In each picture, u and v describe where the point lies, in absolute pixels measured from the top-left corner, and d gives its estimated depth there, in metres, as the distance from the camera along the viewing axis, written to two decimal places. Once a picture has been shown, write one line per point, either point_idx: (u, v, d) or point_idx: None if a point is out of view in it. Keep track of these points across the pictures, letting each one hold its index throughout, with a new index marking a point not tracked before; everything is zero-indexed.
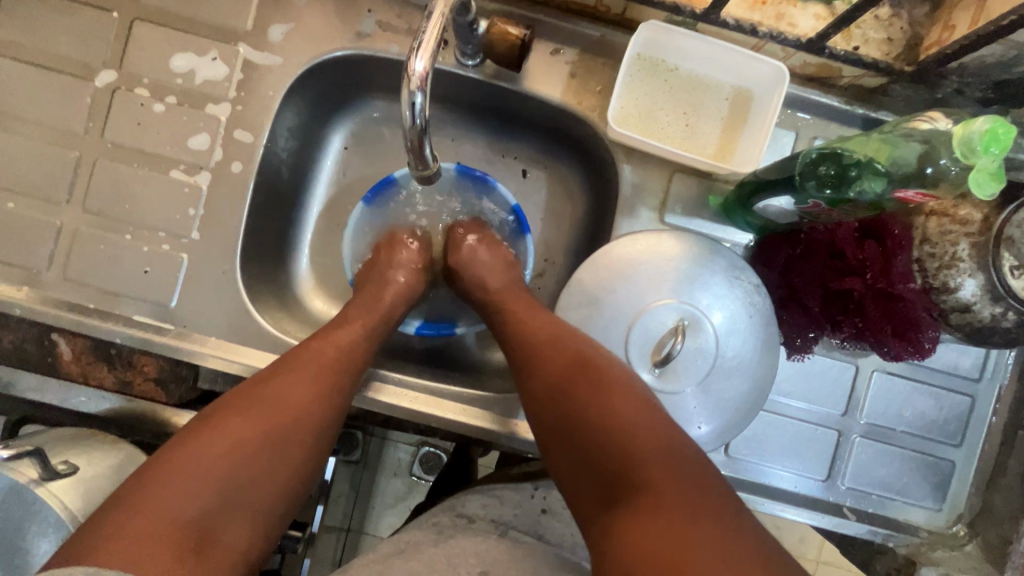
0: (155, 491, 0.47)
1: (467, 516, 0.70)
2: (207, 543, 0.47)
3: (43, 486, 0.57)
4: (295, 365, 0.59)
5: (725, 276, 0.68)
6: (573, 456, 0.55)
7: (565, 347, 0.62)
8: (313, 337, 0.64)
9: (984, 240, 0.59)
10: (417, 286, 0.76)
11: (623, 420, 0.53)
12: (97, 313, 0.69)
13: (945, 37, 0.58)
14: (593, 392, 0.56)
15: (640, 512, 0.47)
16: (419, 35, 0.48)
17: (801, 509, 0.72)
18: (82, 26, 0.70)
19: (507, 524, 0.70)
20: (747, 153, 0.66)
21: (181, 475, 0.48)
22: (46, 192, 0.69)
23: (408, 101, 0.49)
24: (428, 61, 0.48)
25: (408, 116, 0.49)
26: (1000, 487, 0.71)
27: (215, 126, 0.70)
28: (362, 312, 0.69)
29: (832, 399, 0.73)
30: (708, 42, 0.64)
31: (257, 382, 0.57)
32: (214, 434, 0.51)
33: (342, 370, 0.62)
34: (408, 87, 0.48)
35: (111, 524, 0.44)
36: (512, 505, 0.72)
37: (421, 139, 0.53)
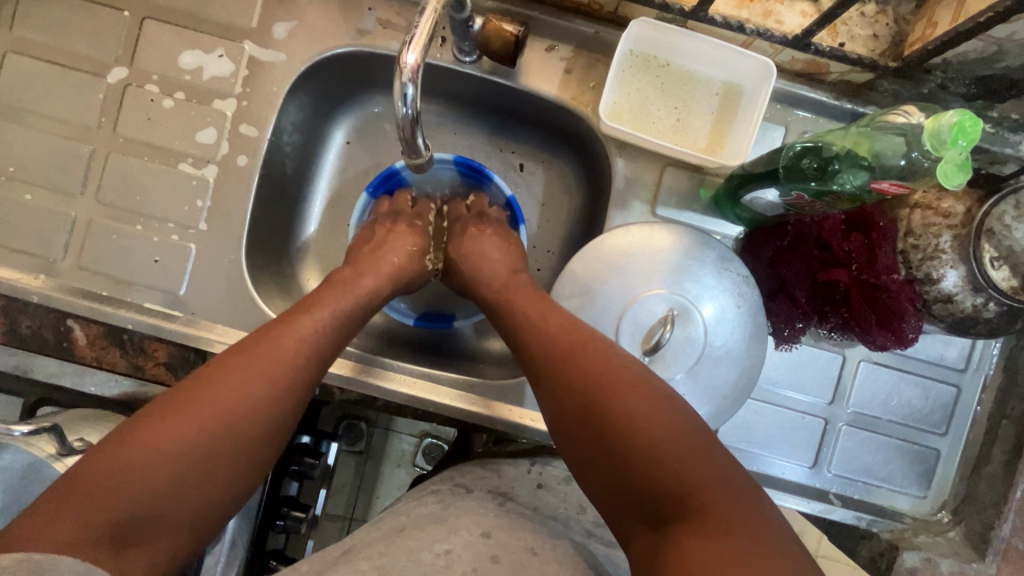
0: (100, 482, 0.47)
1: (465, 486, 0.73)
2: (134, 536, 0.47)
3: (60, 461, 0.59)
4: (254, 353, 0.57)
5: (715, 267, 0.70)
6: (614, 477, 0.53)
7: (588, 349, 0.60)
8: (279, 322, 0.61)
9: (965, 232, 0.61)
10: (412, 266, 0.76)
11: (658, 434, 0.52)
12: (109, 301, 0.72)
13: (928, 34, 0.60)
14: (627, 402, 0.54)
15: (698, 537, 0.47)
16: (412, 29, 0.51)
17: (789, 495, 0.74)
18: (95, 25, 0.72)
19: (505, 494, 0.73)
20: (736, 147, 0.67)
21: (124, 467, 0.48)
22: (61, 185, 0.72)
23: (400, 92, 0.51)
24: (420, 54, 0.50)
25: (400, 108, 0.52)
26: (984, 475, 0.72)
27: (221, 121, 0.73)
28: (332, 296, 0.66)
29: (820, 388, 0.75)
30: (698, 39, 0.65)
31: (221, 372, 0.55)
32: (172, 426, 0.51)
33: (306, 358, 0.60)
34: (400, 79, 0.50)
35: (51, 510, 0.44)
36: (509, 479, 0.76)
37: (412, 130, 0.55)
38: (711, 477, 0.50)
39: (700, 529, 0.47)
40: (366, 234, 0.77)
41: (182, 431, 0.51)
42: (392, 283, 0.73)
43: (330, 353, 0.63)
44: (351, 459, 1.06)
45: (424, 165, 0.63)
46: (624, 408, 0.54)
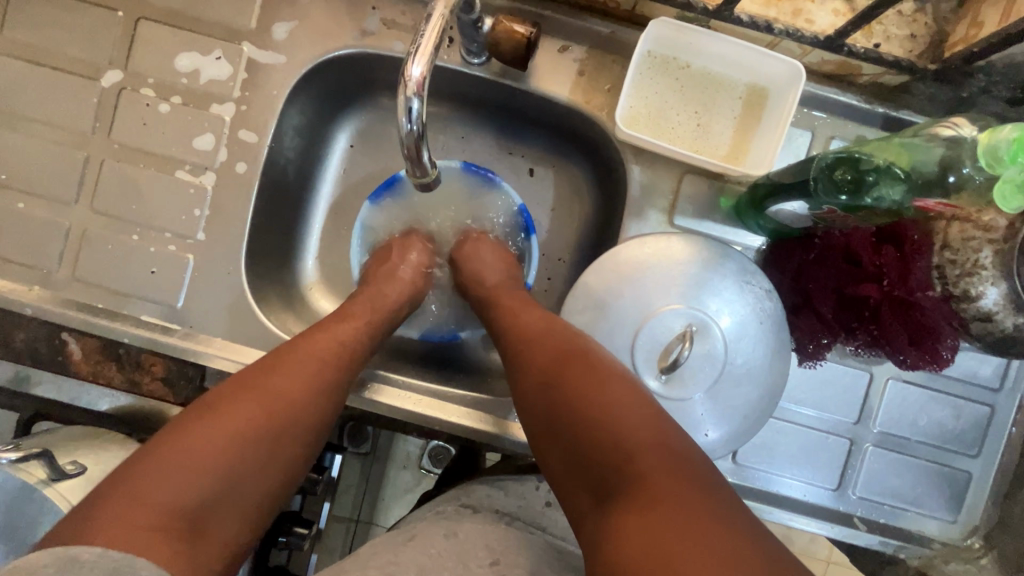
0: (141, 474, 0.48)
1: (472, 505, 0.70)
2: (198, 531, 0.48)
3: (52, 486, 0.58)
4: (288, 358, 0.60)
5: (736, 280, 0.67)
6: (566, 450, 0.54)
7: (556, 339, 0.62)
8: (314, 327, 0.65)
9: (1008, 248, 0.56)
10: (423, 284, 0.77)
11: (611, 411, 0.53)
12: (106, 314, 0.70)
13: (972, 34, 0.56)
14: (585, 383, 0.55)
15: (634, 506, 0.46)
16: (418, 37, 0.47)
17: (809, 518, 0.71)
18: (88, 26, 0.69)
19: (513, 514, 0.70)
20: (761, 154, 0.64)
21: (177, 459, 0.50)
22: (55, 193, 0.70)
23: (405, 106, 0.48)
24: (426, 64, 0.47)
25: (404, 123, 0.48)
26: (1019, 500, 0.69)
27: (219, 126, 0.70)
28: (360, 307, 0.69)
29: (845, 407, 0.71)
30: (722, 39, 0.62)
31: (258, 371, 0.58)
32: (217, 421, 0.53)
33: (337, 364, 0.63)
34: (405, 93, 0.47)
35: (111, 507, 0.46)
36: (517, 496, 0.73)
37: (418, 146, 0.52)
38: (665, 455, 0.49)
39: (639, 497, 0.46)
40: (379, 253, 0.77)
41: (222, 429, 0.53)
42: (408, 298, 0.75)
43: (365, 359, 0.68)
44: (356, 461, 0.99)
45: (433, 183, 0.60)
46: (581, 388, 0.55)
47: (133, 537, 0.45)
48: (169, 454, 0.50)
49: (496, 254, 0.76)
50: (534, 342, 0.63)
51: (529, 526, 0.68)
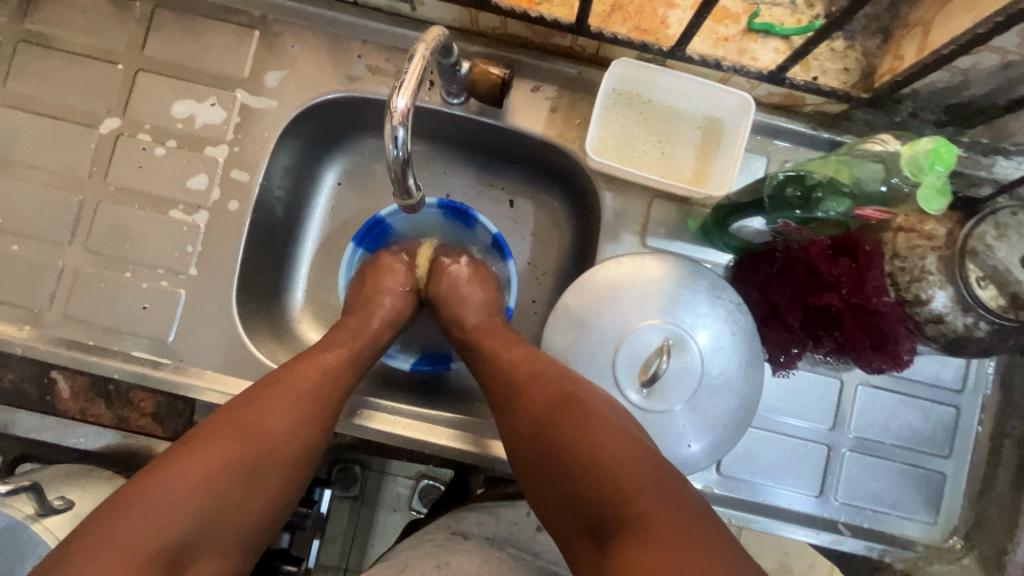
0: (123, 526, 0.49)
1: (462, 533, 0.71)
2: (173, 570, 0.49)
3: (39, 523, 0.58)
4: (270, 393, 0.61)
5: (708, 295, 0.70)
6: (558, 487, 0.57)
7: (535, 377, 0.64)
8: (297, 357, 0.66)
9: (949, 253, 0.61)
10: (403, 307, 0.77)
11: (586, 446, 0.56)
12: (96, 350, 0.70)
13: (895, 66, 0.62)
14: (573, 425, 0.57)
15: (625, 550, 0.49)
16: (401, 75, 0.52)
17: (796, 527, 0.72)
18: (89, 79, 0.74)
19: (503, 541, 0.70)
20: (721, 177, 0.69)
21: (156, 501, 0.51)
22: (49, 234, 0.72)
23: (391, 135, 0.52)
24: (410, 98, 0.51)
25: (391, 150, 0.52)
26: (992, 498, 0.71)
27: (212, 167, 0.73)
28: (343, 336, 0.71)
29: (821, 413, 0.74)
30: (678, 76, 0.68)
31: (241, 409, 0.59)
32: (198, 463, 0.54)
33: (322, 393, 0.64)
34: (391, 123, 0.51)
35: (88, 550, 0.47)
36: (507, 524, 0.74)
37: (404, 170, 0.55)
38: (652, 490, 0.51)
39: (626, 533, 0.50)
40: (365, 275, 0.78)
41: (208, 471, 0.54)
42: (391, 324, 0.76)
43: (349, 388, 0.68)
44: (345, 505, 1.01)
45: (417, 206, 0.63)
46: (568, 426, 0.58)
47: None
48: (149, 503, 0.51)
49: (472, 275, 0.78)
50: (524, 383, 0.64)
51: (520, 552, 0.69)
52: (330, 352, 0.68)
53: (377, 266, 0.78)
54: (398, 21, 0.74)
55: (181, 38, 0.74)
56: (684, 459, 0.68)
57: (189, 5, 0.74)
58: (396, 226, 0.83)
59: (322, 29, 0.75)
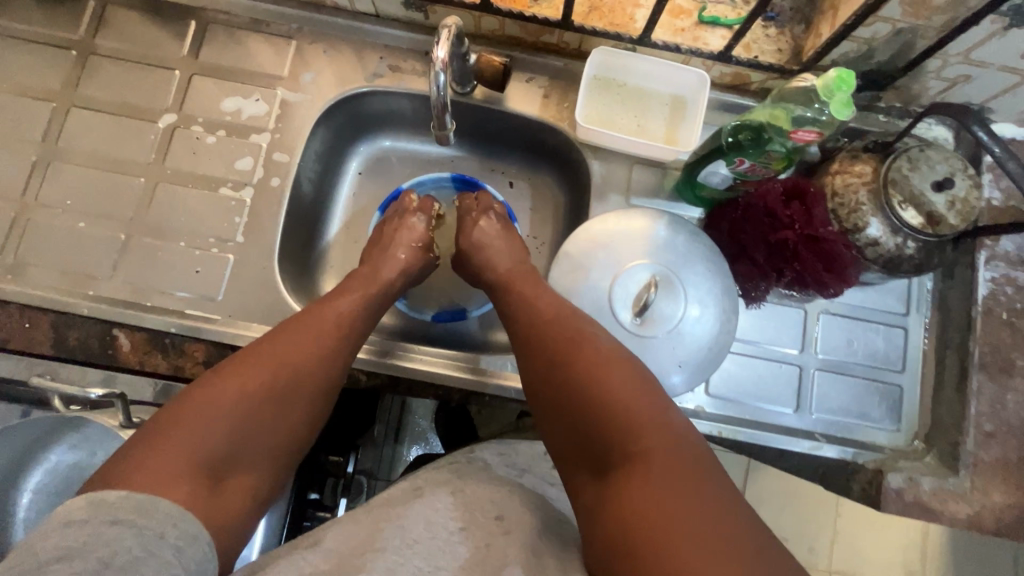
0: (181, 439, 0.56)
1: (484, 460, 0.79)
2: (214, 480, 0.56)
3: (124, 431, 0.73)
4: (297, 337, 0.68)
5: (686, 238, 0.83)
6: (572, 423, 0.65)
7: (552, 330, 0.73)
8: (315, 304, 0.74)
9: (877, 187, 0.75)
10: (417, 260, 0.87)
11: (597, 386, 0.65)
12: (154, 308, 0.80)
13: (816, 41, 0.78)
14: (585, 369, 0.67)
15: (629, 477, 0.57)
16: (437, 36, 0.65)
17: (781, 437, 0.82)
18: (149, 82, 0.87)
19: (522, 469, 0.80)
20: (688, 141, 0.83)
21: (195, 417, 0.58)
22: (113, 211, 0.83)
23: (434, 79, 0.65)
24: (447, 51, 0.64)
25: (434, 90, 0.66)
26: (942, 401, 0.82)
27: (257, 151, 0.85)
28: (355, 286, 0.78)
29: (791, 339, 0.85)
30: (646, 61, 0.83)
31: (267, 344, 0.67)
32: (231, 386, 0.61)
33: (338, 334, 0.72)
34: (434, 69, 0.64)
35: (139, 455, 0.54)
36: (526, 456, 0.83)
37: (444, 108, 0.68)
38: (647, 424, 0.61)
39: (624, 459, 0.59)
40: (391, 227, 0.88)
41: (239, 393, 0.61)
42: (403, 275, 0.84)
43: (362, 333, 0.76)
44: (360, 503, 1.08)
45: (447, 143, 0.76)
46: (580, 372, 0.67)
47: (159, 480, 0.52)
48: (201, 421, 0.58)
49: (497, 228, 0.88)
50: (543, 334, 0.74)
51: (536, 480, 0.79)
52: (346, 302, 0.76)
53: (403, 224, 0.88)
54: (413, 27, 0.89)
55: (229, 47, 0.88)
56: (677, 379, 0.79)
57: (236, 22, 0.89)
58: (414, 194, 0.96)
59: (348, 37, 0.89)
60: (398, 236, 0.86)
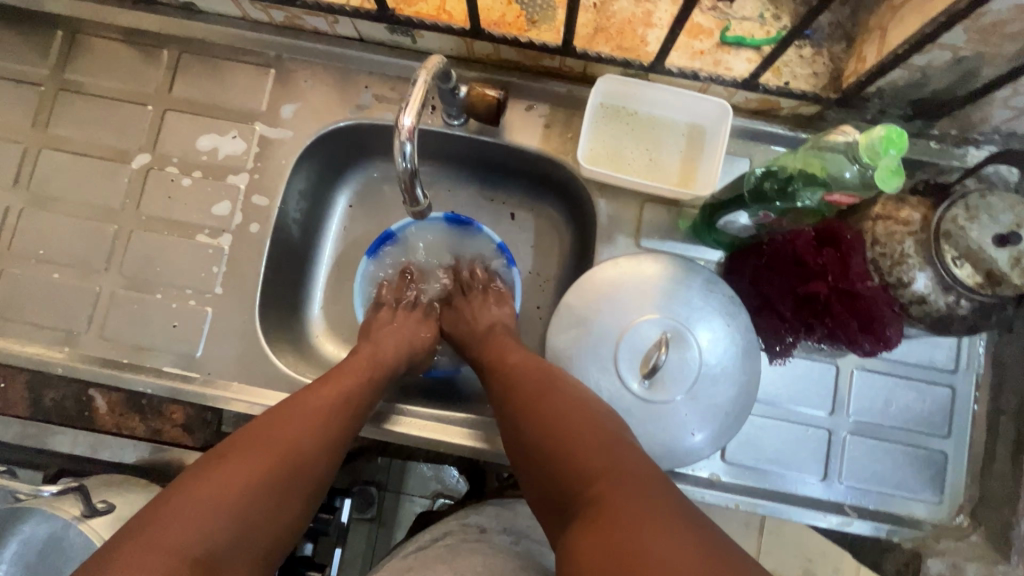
0: (166, 532, 0.49)
1: (477, 526, 0.74)
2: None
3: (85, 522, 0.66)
4: (296, 414, 0.63)
5: (702, 289, 0.74)
6: (539, 473, 0.58)
7: (533, 374, 0.68)
8: (322, 377, 0.69)
9: (925, 237, 0.65)
10: (421, 345, 0.82)
11: (560, 436, 0.58)
12: (130, 367, 0.75)
13: (859, 68, 0.67)
14: (554, 411, 0.61)
15: (587, 528, 0.49)
16: (407, 96, 0.58)
17: (807, 510, 0.74)
18: (122, 120, 0.81)
19: (519, 532, 0.74)
20: (706, 178, 0.74)
21: (191, 506, 0.51)
22: (86, 262, 0.78)
23: (399, 149, 0.58)
24: (415, 116, 0.57)
25: (400, 161, 0.59)
26: (993, 474, 0.73)
27: (235, 194, 0.80)
28: (360, 361, 0.73)
29: (819, 399, 0.77)
30: (659, 89, 0.73)
31: (272, 420, 0.61)
32: (235, 469, 0.55)
33: (346, 412, 0.66)
34: (399, 138, 0.57)
35: (128, 556, 0.47)
36: (525, 517, 0.77)
37: (413, 180, 0.62)
38: (611, 465, 0.53)
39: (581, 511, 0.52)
40: (378, 316, 0.82)
41: (245, 479, 0.55)
42: (406, 354, 0.80)
43: (370, 409, 0.71)
44: (363, 526, 1.02)
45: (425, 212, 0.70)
46: (548, 415, 0.61)
47: None
48: (187, 514, 0.51)
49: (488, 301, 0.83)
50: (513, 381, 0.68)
51: (535, 544, 0.72)
52: (350, 374, 0.70)
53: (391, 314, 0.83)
54: (401, 53, 0.80)
55: (204, 80, 0.81)
56: (689, 448, 0.71)
57: (212, 50, 0.82)
58: (404, 238, 0.89)
59: (331, 64, 0.82)
60: (386, 323, 0.81)
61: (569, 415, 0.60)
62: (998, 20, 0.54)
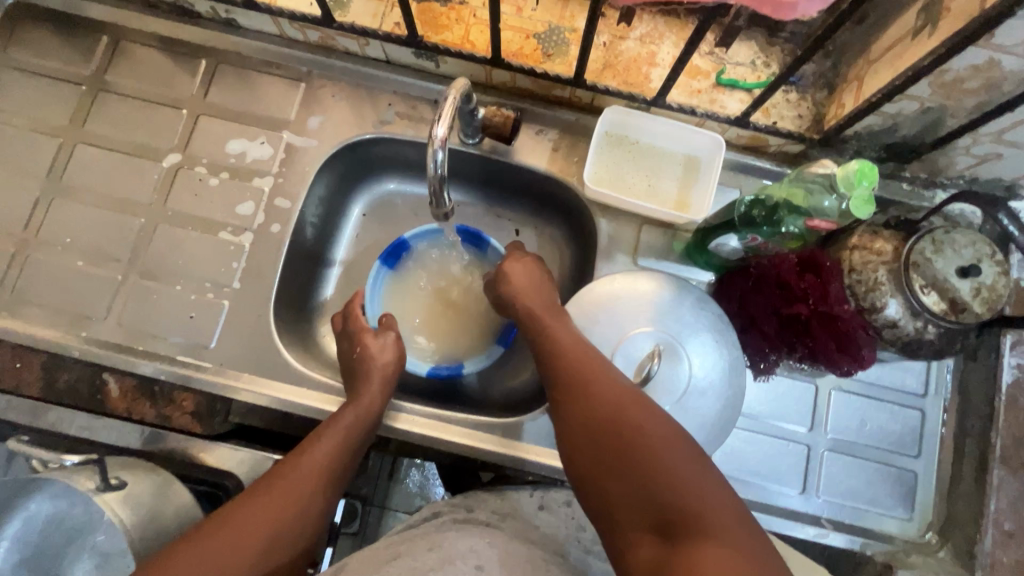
0: None
1: (466, 506, 0.79)
2: None
3: (100, 497, 0.63)
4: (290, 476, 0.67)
5: (693, 306, 0.80)
6: (593, 431, 0.62)
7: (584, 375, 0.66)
8: (301, 443, 0.71)
9: (897, 266, 0.72)
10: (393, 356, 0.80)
11: (603, 437, 0.61)
12: (145, 354, 0.78)
13: (839, 112, 0.75)
14: (631, 423, 0.60)
15: (685, 544, 0.51)
16: (438, 110, 0.64)
17: (786, 521, 0.79)
18: (156, 121, 0.86)
19: (505, 514, 0.78)
20: (700, 204, 0.81)
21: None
22: (112, 252, 0.82)
23: (432, 156, 0.63)
24: (446, 127, 0.62)
25: (432, 168, 0.63)
26: (959, 493, 0.78)
27: (259, 196, 0.84)
28: (337, 418, 0.73)
29: (800, 416, 0.82)
30: (659, 121, 0.80)
31: (247, 501, 0.63)
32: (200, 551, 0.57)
33: (318, 483, 0.68)
34: (433, 146, 0.62)
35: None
36: (512, 502, 0.81)
37: (441, 185, 0.66)
38: (683, 474, 0.55)
39: (627, 474, 0.57)
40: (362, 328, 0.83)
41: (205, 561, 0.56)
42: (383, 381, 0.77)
43: (344, 470, 0.72)
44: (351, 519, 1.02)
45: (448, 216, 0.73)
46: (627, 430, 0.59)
47: None
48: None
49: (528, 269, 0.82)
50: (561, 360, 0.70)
51: (520, 523, 0.77)
52: (337, 426, 0.72)
53: (369, 344, 0.80)
54: (423, 75, 0.87)
55: (238, 89, 0.87)
56: None
57: (247, 64, 0.88)
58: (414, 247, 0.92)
59: (358, 82, 0.88)
60: (369, 360, 0.79)
61: (604, 407, 0.62)
62: (958, 77, 0.61)
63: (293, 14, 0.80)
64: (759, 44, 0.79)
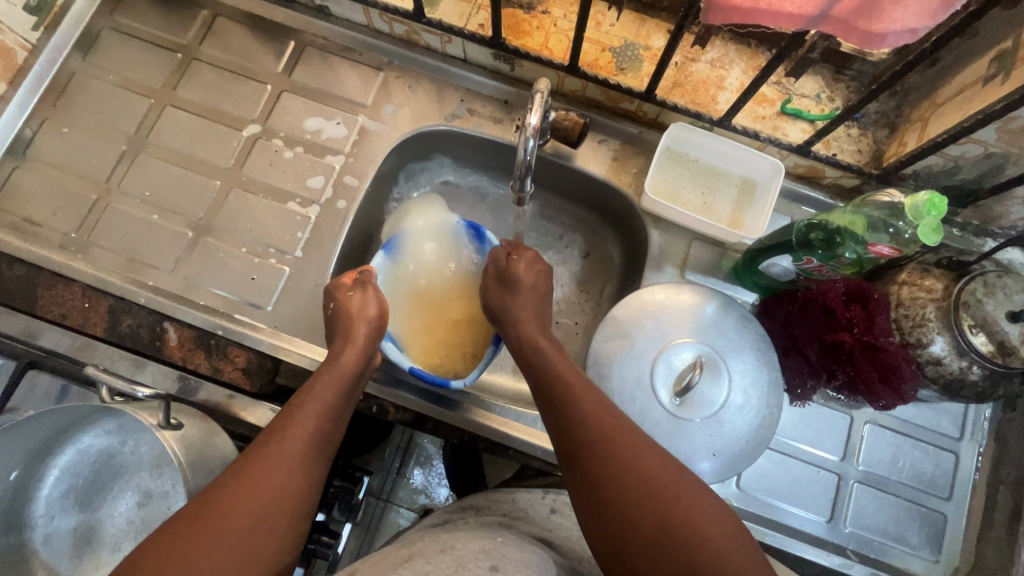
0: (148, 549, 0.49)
1: (473, 509, 0.80)
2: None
3: (160, 431, 0.65)
4: (265, 458, 0.58)
5: (736, 323, 0.80)
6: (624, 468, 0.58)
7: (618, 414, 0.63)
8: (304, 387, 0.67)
9: (946, 305, 0.72)
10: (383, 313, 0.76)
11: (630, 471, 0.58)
12: (206, 309, 0.82)
13: (900, 150, 0.78)
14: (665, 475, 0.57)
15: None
16: (530, 99, 0.68)
17: (808, 546, 0.79)
18: (241, 92, 0.91)
19: (515, 517, 0.77)
20: (753, 227, 0.83)
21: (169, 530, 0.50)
22: (185, 208, 0.86)
23: (523, 144, 0.69)
24: (539, 117, 0.67)
25: (521, 154, 0.70)
26: (990, 540, 0.77)
27: (330, 172, 0.88)
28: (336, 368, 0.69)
29: (832, 445, 0.82)
30: (720, 141, 0.82)
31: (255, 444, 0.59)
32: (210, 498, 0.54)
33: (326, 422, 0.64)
34: (525, 134, 0.68)
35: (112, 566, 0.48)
36: (523, 505, 0.80)
37: (525, 173, 0.73)
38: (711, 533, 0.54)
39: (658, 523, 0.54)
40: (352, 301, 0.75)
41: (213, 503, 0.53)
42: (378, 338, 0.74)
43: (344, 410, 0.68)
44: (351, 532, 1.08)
45: (523, 201, 0.80)
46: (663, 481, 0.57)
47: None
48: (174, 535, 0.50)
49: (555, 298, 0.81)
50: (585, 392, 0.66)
51: (530, 526, 0.75)
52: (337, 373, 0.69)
53: (350, 299, 0.75)
54: (498, 76, 0.91)
55: (320, 72, 0.92)
56: (702, 471, 0.75)
57: (333, 50, 0.93)
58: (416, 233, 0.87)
59: (435, 77, 0.92)
60: (349, 317, 0.74)
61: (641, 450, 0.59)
62: None
63: (386, 7, 0.85)
64: (824, 80, 0.83)
